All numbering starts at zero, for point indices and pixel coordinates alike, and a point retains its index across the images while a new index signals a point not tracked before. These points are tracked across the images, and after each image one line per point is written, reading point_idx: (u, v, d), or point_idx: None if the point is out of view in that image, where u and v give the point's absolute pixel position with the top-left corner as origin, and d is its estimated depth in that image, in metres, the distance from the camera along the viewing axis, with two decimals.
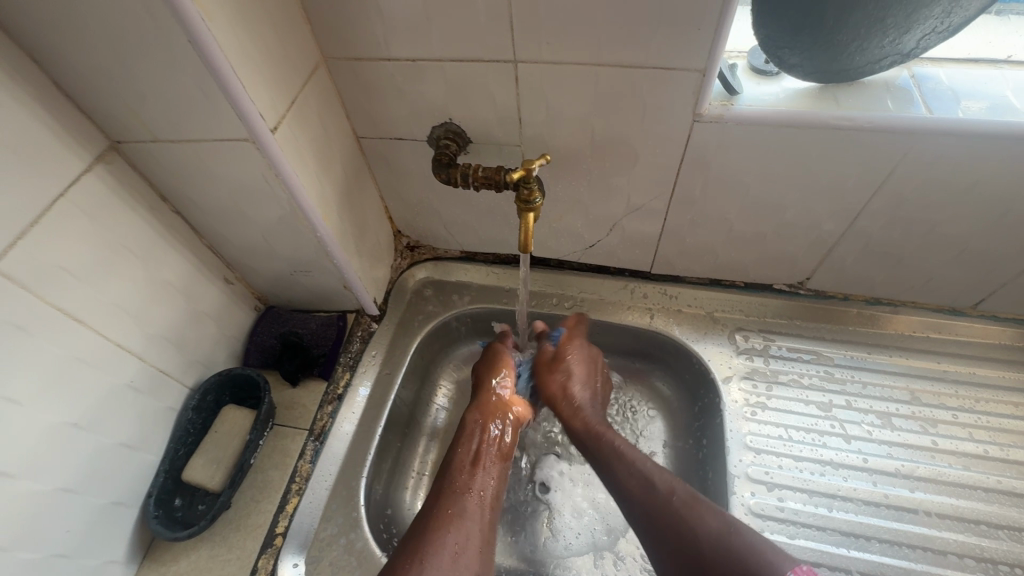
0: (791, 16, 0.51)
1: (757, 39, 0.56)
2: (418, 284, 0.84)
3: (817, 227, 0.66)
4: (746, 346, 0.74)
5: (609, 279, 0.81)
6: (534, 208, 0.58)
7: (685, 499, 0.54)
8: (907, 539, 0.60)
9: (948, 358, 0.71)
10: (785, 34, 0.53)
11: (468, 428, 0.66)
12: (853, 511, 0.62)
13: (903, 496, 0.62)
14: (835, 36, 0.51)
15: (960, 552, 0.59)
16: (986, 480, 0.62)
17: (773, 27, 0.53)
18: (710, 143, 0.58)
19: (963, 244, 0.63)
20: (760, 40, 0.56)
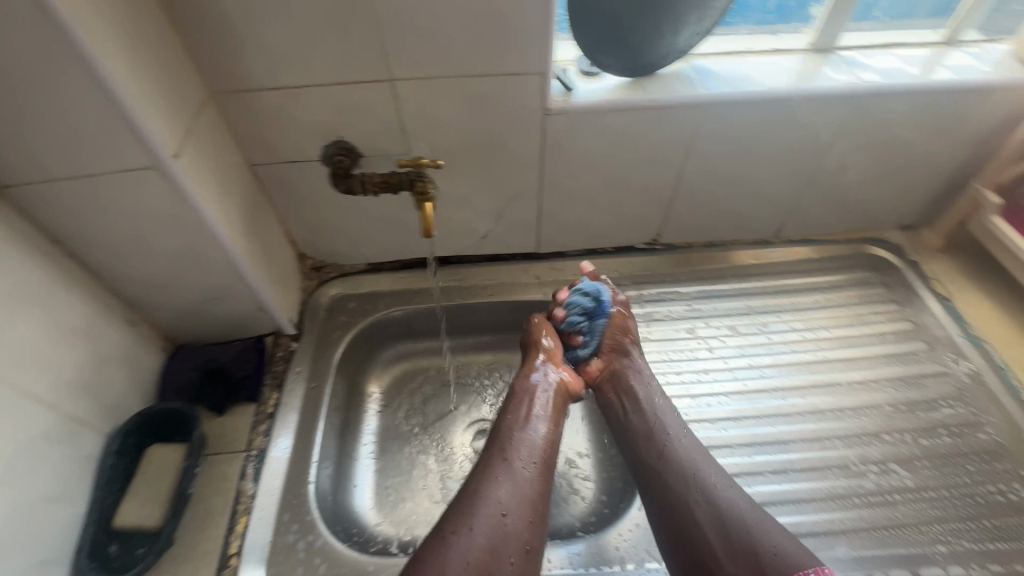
0: (600, 24, 0.67)
1: (582, 48, 0.72)
2: (332, 300, 0.89)
3: (655, 192, 0.84)
4: (625, 297, 0.90)
5: (506, 265, 0.93)
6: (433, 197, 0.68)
7: (695, 468, 0.64)
8: (763, 412, 0.77)
9: (769, 276, 0.93)
10: (599, 41, 0.69)
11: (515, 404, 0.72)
12: (724, 401, 0.78)
13: (756, 381, 0.80)
14: (631, 43, 0.68)
15: (801, 411, 0.77)
16: (807, 355, 0.83)
17: (590, 36, 0.69)
18: (561, 131, 0.73)
19: (755, 186, 0.84)
20: (583, 49, 0.72)
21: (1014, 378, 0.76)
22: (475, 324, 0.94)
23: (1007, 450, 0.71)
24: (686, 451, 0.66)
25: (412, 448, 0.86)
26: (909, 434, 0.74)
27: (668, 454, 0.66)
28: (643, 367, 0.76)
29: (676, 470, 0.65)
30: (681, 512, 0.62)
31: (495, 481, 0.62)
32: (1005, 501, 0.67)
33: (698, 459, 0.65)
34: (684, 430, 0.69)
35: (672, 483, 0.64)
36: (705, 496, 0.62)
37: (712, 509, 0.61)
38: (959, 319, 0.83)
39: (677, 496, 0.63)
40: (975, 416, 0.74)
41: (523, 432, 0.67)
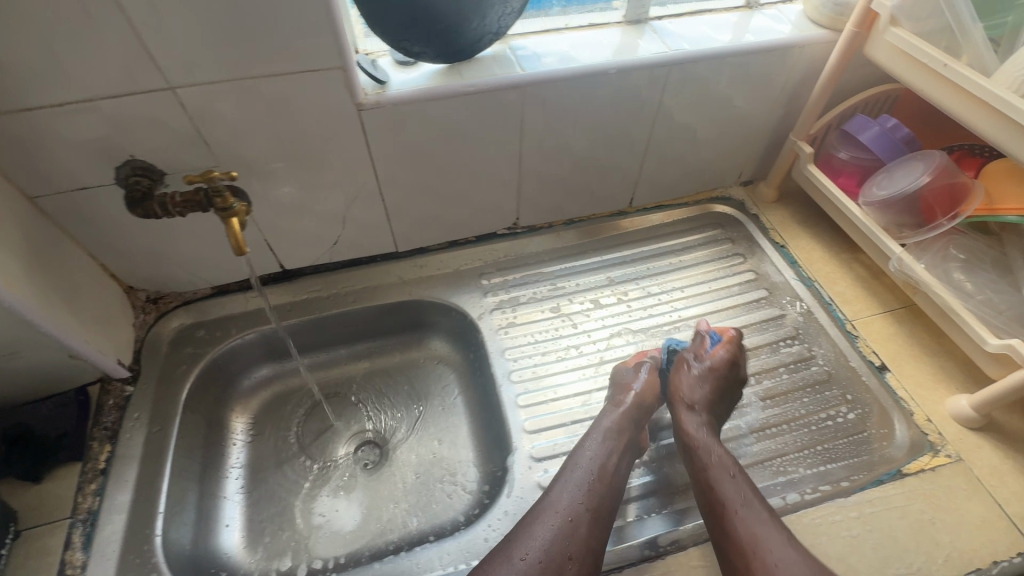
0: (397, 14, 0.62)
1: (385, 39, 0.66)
2: (176, 332, 0.82)
3: (500, 177, 0.83)
4: (491, 285, 0.90)
5: (366, 268, 0.90)
6: (238, 210, 0.60)
7: (754, 519, 0.58)
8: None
9: (627, 245, 0.96)
10: (402, 32, 0.64)
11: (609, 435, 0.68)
12: (589, 374, 0.79)
13: (618, 351, 0.82)
14: (439, 31, 0.65)
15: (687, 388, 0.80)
16: (662, 318, 0.87)
17: (393, 29, 0.64)
18: (383, 125, 0.70)
19: (596, 160, 0.86)
20: (385, 39, 0.66)
21: (840, 312, 0.83)
22: (342, 334, 0.90)
23: (836, 377, 0.77)
24: (745, 498, 0.60)
25: (286, 474, 0.82)
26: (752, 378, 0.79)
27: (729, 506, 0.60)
28: (711, 421, 0.70)
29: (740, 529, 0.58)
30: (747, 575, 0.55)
31: (576, 513, 0.60)
32: (836, 425, 0.73)
33: (763, 510, 0.59)
34: (749, 490, 0.61)
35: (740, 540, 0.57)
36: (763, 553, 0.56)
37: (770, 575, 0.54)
38: (793, 263, 0.90)
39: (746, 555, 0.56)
40: (808, 351, 0.81)
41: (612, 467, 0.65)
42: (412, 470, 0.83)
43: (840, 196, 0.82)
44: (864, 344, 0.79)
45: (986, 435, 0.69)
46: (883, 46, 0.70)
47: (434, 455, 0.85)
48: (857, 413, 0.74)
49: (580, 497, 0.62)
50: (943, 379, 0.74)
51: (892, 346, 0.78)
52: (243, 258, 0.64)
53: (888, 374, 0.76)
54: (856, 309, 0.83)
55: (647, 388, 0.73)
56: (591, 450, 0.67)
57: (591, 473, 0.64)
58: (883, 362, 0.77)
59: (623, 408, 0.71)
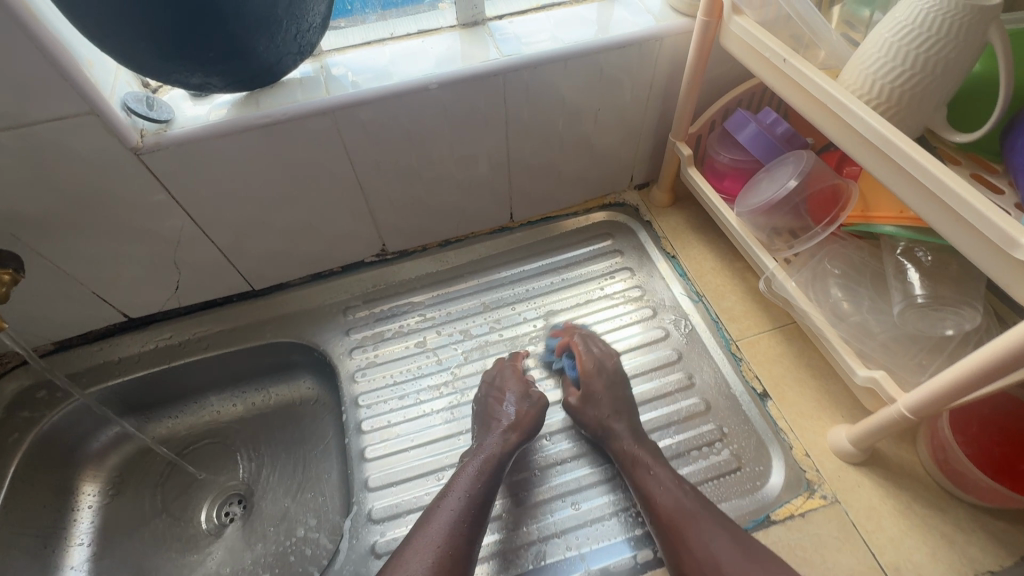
0: (152, 45, 0.52)
1: (149, 74, 0.57)
2: (12, 396, 0.76)
3: (343, 206, 0.76)
4: (355, 320, 0.83)
5: (222, 310, 0.84)
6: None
7: (699, 527, 0.56)
8: None
9: (509, 263, 0.88)
10: (166, 64, 0.55)
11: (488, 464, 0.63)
12: (445, 419, 0.74)
13: None
14: (218, 65, 0.57)
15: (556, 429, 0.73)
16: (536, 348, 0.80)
17: (152, 61, 0.54)
18: (175, 167, 0.63)
19: (454, 179, 0.78)
20: (152, 74, 0.57)
21: (724, 331, 0.75)
22: (204, 381, 0.85)
23: (713, 407, 0.70)
24: (691, 506, 0.57)
25: (142, 537, 0.77)
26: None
27: (665, 507, 0.58)
28: (635, 425, 0.68)
29: (672, 524, 0.57)
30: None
31: (458, 545, 0.56)
32: (707, 464, 0.66)
33: (710, 516, 0.57)
34: (682, 488, 0.59)
35: (679, 539, 0.56)
36: (702, 557, 0.54)
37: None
38: (682, 276, 0.82)
39: (680, 555, 0.55)
40: (688, 378, 0.73)
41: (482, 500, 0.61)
42: (276, 525, 0.79)
43: (717, 203, 0.74)
44: (747, 367, 0.72)
45: (867, 469, 0.62)
46: (733, 36, 0.61)
47: (300, 508, 0.80)
48: (730, 450, 0.67)
49: (460, 523, 0.58)
50: (828, 406, 0.67)
51: (778, 369, 0.71)
52: None
53: (769, 403, 0.68)
54: (743, 327, 0.75)
55: (520, 415, 0.69)
56: (471, 480, 0.62)
57: (472, 500, 0.60)
58: (766, 389, 0.70)
59: (504, 448, 0.65)
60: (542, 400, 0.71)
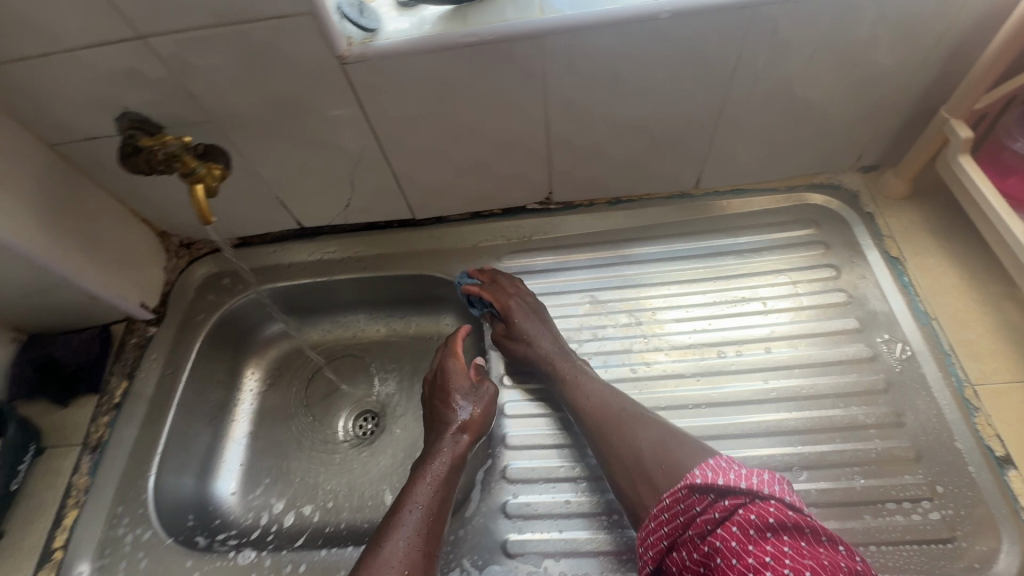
0: None
1: None
2: (201, 280, 0.84)
3: (523, 146, 0.70)
4: (508, 269, 0.80)
5: (381, 233, 0.84)
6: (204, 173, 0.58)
7: (635, 420, 0.59)
8: (541, 430, 0.67)
9: (684, 234, 0.77)
10: None
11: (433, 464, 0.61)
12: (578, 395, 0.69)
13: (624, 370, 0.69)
14: None
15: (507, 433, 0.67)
16: (694, 340, 0.70)
17: None
18: (375, 83, 0.60)
19: (647, 130, 0.68)
20: None
21: (956, 367, 0.60)
22: (355, 299, 0.87)
23: (926, 457, 0.57)
24: (616, 408, 0.61)
25: (288, 429, 0.83)
26: (554, 436, 0.66)
27: (592, 411, 0.62)
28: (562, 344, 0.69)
29: (609, 419, 0.60)
30: (625, 465, 0.56)
31: (416, 562, 0.53)
32: (906, 523, 0.54)
33: (629, 418, 0.59)
34: (604, 389, 0.63)
35: (607, 441, 0.59)
36: (628, 453, 0.56)
37: (642, 465, 0.54)
38: (906, 288, 0.67)
39: (614, 443, 0.58)
40: (894, 415, 0.60)
41: (432, 505, 0.58)
42: (411, 450, 0.80)
43: (999, 209, 0.58)
44: (985, 422, 0.57)
45: None
46: None
47: None
48: (942, 514, 0.54)
49: (416, 540, 0.55)
50: None
51: None
52: (207, 225, 0.58)
53: (1011, 472, 0.54)
54: (988, 370, 0.59)
55: (475, 415, 0.65)
56: (423, 495, 0.58)
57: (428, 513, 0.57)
58: (1009, 455, 0.55)
59: (460, 451, 0.63)
60: (492, 392, 0.68)
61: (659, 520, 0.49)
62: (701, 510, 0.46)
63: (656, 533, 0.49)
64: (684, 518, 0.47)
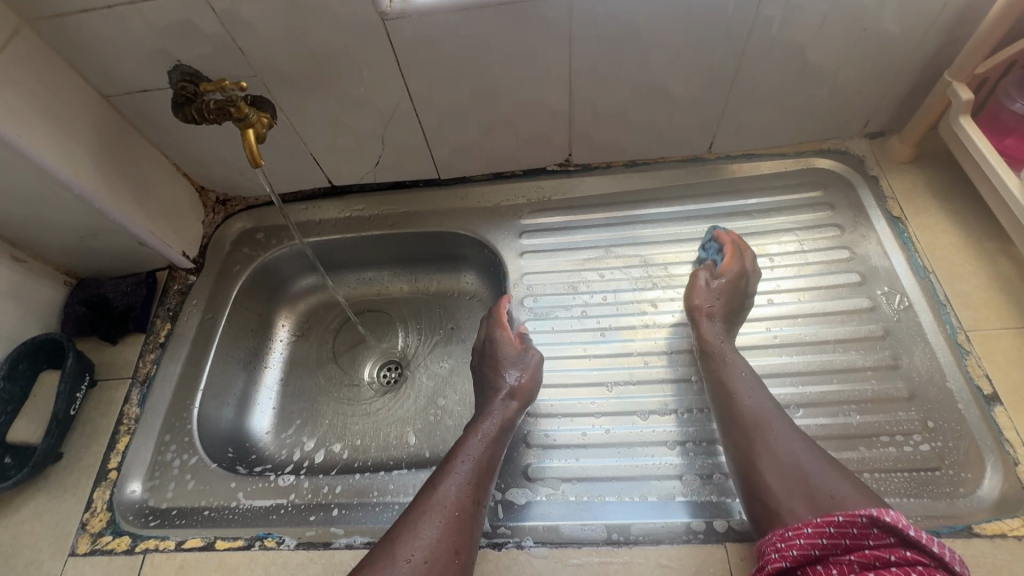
0: None
1: None
2: (237, 234, 0.89)
3: (547, 106, 0.74)
4: (529, 226, 0.84)
5: (408, 192, 0.88)
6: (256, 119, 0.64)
7: (780, 428, 0.56)
8: (603, 381, 0.70)
9: (696, 195, 0.81)
10: None
11: (483, 428, 0.63)
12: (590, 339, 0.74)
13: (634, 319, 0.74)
14: None
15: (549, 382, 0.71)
16: None
17: None
18: (411, 40, 0.64)
19: (665, 93, 0.72)
20: None
21: (950, 315, 0.65)
22: (379, 255, 0.92)
23: (919, 396, 0.61)
24: (772, 412, 0.58)
25: (317, 376, 0.88)
26: (609, 389, 0.69)
27: (737, 411, 0.59)
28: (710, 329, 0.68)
29: (756, 425, 0.57)
30: (762, 470, 0.54)
31: (465, 507, 0.55)
32: (898, 453, 0.59)
33: (781, 424, 0.57)
34: (759, 391, 0.61)
35: (762, 437, 0.56)
36: (788, 461, 0.53)
37: (798, 474, 0.52)
38: (905, 244, 0.71)
39: (756, 449, 0.55)
40: (891, 358, 0.64)
41: (482, 462, 0.60)
42: (432, 397, 0.84)
43: (994, 164, 0.62)
44: (975, 363, 0.61)
45: None
46: None
47: (446, 383, 0.85)
48: (931, 446, 0.59)
49: (467, 490, 0.57)
50: None
51: (1017, 372, 0.60)
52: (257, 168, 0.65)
53: (998, 408, 0.59)
54: (980, 318, 0.63)
55: (522, 384, 0.66)
56: (483, 449, 0.60)
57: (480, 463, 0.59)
58: (996, 393, 0.59)
59: (511, 413, 0.64)
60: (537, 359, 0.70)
61: (818, 530, 0.46)
62: (872, 544, 0.44)
63: (803, 546, 0.46)
64: (848, 542, 0.44)
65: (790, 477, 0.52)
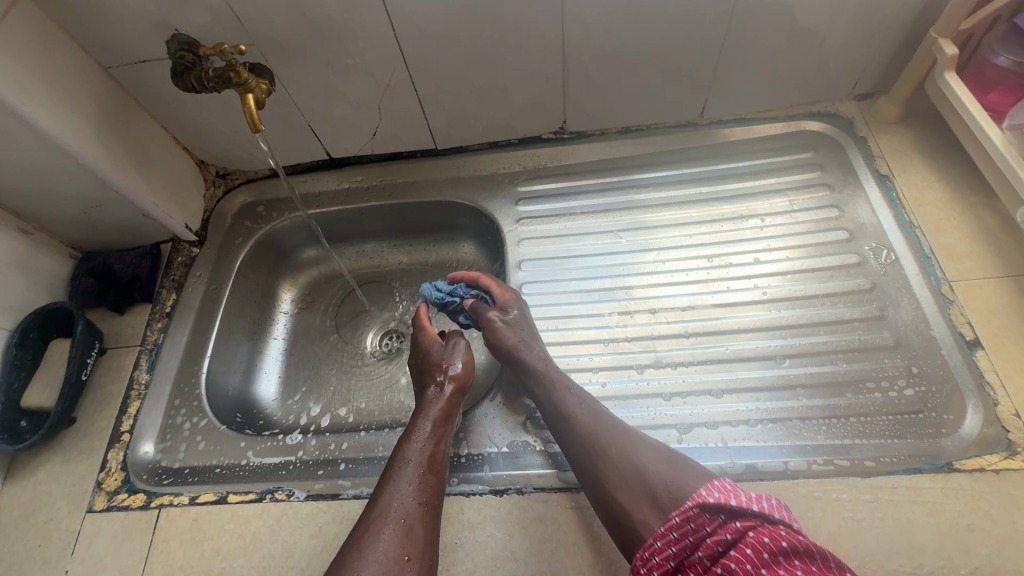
0: None
1: None
2: (238, 208, 0.90)
3: (541, 72, 0.75)
4: (526, 193, 0.85)
5: (406, 163, 0.90)
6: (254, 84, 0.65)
7: (615, 435, 0.57)
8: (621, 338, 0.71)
9: (689, 159, 0.83)
10: None
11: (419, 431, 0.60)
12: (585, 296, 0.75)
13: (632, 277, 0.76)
14: None
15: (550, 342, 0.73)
16: (697, 252, 0.76)
17: None
18: (406, 5, 0.65)
19: (657, 56, 0.73)
20: None
21: (935, 267, 0.66)
22: (379, 227, 0.93)
23: (904, 343, 0.64)
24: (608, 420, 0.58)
25: (320, 345, 0.90)
26: (632, 343, 0.70)
27: (591, 420, 0.59)
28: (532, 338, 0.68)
29: (604, 431, 0.57)
30: (611, 477, 0.54)
31: (412, 512, 0.53)
32: (882, 399, 0.61)
33: (611, 431, 0.57)
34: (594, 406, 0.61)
35: (600, 450, 0.56)
36: (625, 467, 0.54)
37: (643, 483, 0.52)
38: (893, 201, 0.72)
39: (602, 453, 0.55)
40: (877, 310, 0.66)
41: (424, 467, 0.57)
42: None
43: (977, 117, 0.63)
44: (958, 312, 0.63)
45: None
46: None
47: None
48: (916, 390, 0.61)
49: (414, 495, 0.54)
50: None
51: (998, 318, 0.62)
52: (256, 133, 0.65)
53: (979, 353, 0.61)
54: (964, 269, 0.65)
55: (463, 370, 0.66)
56: (413, 463, 0.57)
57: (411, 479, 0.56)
58: (977, 338, 0.61)
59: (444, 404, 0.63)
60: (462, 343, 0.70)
61: (666, 538, 0.46)
62: (710, 531, 0.45)
63: (661, 553, 0.46)
64: (694, 538, 0.45)
65: (635, 479, 0.52)
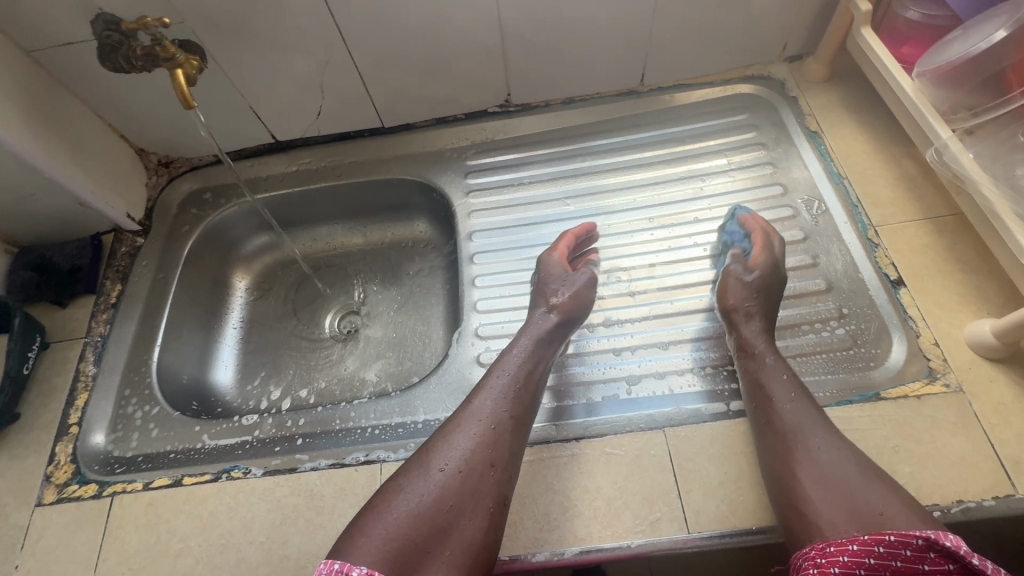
0: None
1: None
2: (183, 196, 0.88)
3: (480, 43, 0.76)
4: (475, 167, 0.86)
5: (353, 143, 0.89)
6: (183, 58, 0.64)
7: (820, 436, 0.52)
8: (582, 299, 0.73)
9: (631, 126, 0.85)
10: None
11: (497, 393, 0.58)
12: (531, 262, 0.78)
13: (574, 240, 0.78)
14: None
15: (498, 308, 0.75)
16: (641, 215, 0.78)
17: None
18: None
19: (592, 23, 0.74)
20: None
21: (862, 215, 0.70)
22: (330, 209, 0.93)
23: (835, 287, 0.67)
24: (804, 416, 0.54)
25: (278, 330, 0.89)
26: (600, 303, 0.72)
27: (799, 412, 0.54)
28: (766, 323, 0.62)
29: (788, 433, 0.53)
30: (799, 479, 0.50)
31: (471, 471, 0.52)
32: (816, 339, 0.64)
33: (820, 425, 0.53)
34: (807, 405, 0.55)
35: (796, 444, 0.52)
36: (819, 469, 0.50)
37: (841, 482, 0.48)
38: (823, 155, 0.76)
39: (796, 455, 0.51)
40: (810, 258, 0.70)
41: (501, 437, 0.55)
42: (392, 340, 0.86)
43: (892, 68, 0.66)
44: (883, 254, 0.67)
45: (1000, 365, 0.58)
46: None
47: (401, 325, 0.87)
48: (846, 329, 0.64)
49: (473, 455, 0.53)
50: (971, 300, 0.62)
51: (920, 258, 0.66)
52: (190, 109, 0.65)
53: (903, 291, 0.64)
54: (888, 214, 0.69)
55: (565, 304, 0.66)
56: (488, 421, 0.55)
57: (510, 402, 0.57)
58: (901, 277, 0.65)
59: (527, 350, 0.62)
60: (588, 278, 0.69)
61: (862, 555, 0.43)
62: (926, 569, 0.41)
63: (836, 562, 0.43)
64: (898, 565, 0.42)
65: (835, 487, 0.48)
